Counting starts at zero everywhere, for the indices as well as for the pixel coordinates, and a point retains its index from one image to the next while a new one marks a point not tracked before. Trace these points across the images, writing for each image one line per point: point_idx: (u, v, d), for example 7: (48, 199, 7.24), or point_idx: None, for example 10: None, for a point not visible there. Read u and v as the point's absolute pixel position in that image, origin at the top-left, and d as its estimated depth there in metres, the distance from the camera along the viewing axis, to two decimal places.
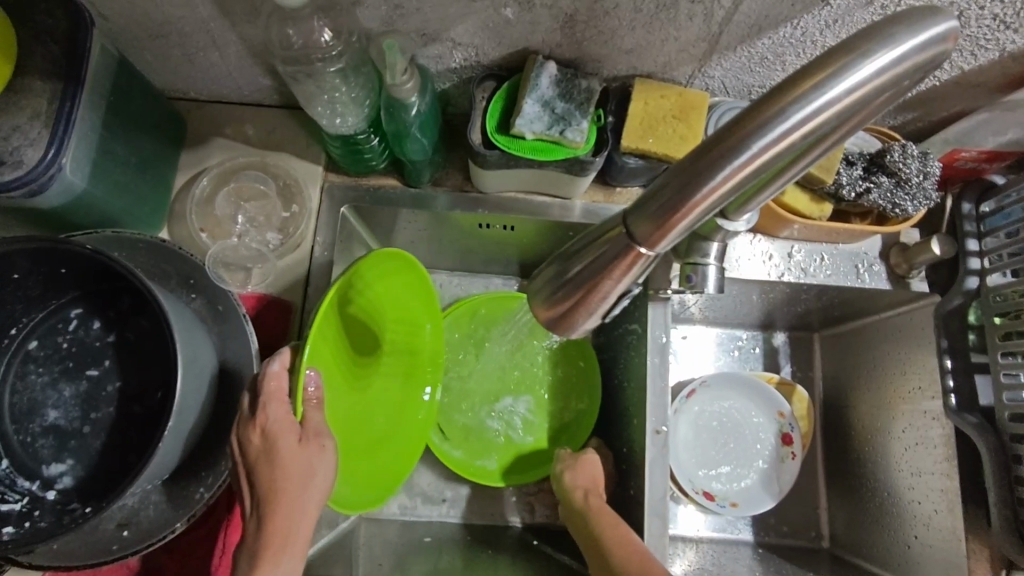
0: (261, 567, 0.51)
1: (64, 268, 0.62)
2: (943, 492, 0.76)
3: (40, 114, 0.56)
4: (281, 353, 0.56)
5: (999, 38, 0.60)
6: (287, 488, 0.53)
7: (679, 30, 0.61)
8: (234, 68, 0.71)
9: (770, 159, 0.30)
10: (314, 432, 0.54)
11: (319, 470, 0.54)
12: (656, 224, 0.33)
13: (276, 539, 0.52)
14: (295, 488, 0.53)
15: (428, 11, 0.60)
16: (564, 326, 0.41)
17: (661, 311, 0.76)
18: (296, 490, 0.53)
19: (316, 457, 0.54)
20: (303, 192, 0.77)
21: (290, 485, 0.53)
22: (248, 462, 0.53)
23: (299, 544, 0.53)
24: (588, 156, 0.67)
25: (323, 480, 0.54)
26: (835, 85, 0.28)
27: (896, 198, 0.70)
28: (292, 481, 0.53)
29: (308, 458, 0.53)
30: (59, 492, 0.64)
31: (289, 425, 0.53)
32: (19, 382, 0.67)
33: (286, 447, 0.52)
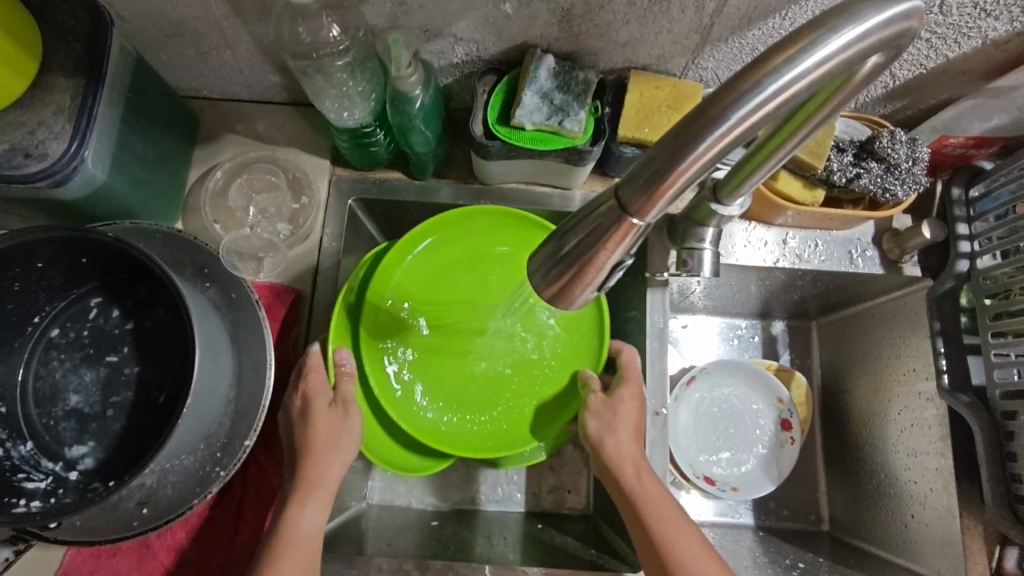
0: (295, 503, 0.63)
1: (86, 257, 0.65)
2: (937, 471, 0.78)
3: (64, 109, 0.59)
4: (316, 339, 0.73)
5: (981, 26, 0.62)
6: (319, 442, 0.66)
7: (672, 23, 0.64)
8: (246, 66, 0.74)
9: (750, 128, 0.32)
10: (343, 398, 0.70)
11: (344, 431, 0.67)
12: (645, 195, 0.35)
13: (309, 481, 0.64)
14: (326, 441, 0.66)
15: (431, 7, 0.62)
16: (562, 300, 0.43)
17: (658, 298, 0.79)
18: (326, 444, 0.66)
19: (343, 418, 0.68)
20: (312, 185, 0.79)
21: (321, 445, 0.66)
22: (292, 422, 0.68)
23: (329, 491, 0.65)
24: (586, 146, 0.69)
25: (351, 439, 0.68)
26: (808, 57, 0.31)
27: (886, 183, 0.72)
28: (324, 434, 0.67)
29: (334, 419, 0.68)
30: (81, 473, 0.67)
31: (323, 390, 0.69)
32: (41, 369, 0.70)
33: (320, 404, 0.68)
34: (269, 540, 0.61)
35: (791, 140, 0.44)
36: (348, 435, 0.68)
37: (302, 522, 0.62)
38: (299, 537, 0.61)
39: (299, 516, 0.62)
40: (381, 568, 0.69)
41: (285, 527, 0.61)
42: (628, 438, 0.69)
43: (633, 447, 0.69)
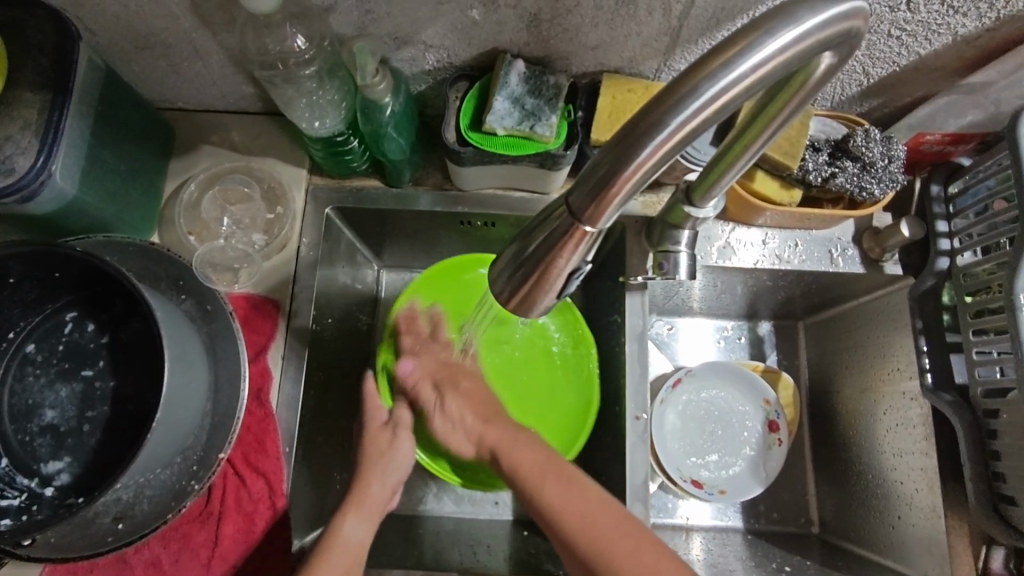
0: (345, 515, 0.67)
1: (58, 272, 0.65)
2: (923, 471, 0.77)
3: (30, 123, 0.59)
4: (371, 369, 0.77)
5: (950, 22, 0.62)
6: (371, 462, 0.71)
7: (641, 25, 0.64)
8: (218, 77, 0.74)
9: (691, 133, 0.32)
10: (397, 421, 0.75)
11: (392, 454, 0.72)
12: (596, 201, 0.35)
13: (362, 494, 0.69)
14: (376, 463, 0.71)
15: (398, 15, 0.62)
16: (524, 307, 0.42)
17: (637, 301, 0.79)
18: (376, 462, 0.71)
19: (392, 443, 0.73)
20: (288, 194, 0.79)
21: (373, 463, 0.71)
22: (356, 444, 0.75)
23: (375, 508, 0.68)
24: (559, 150, 0.69)
25: (403, 460, 0.72)
26: (745, 60, 0.30)
27: (862, 182, 0.72)
28: (371, 454, 0.72)
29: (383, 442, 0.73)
30: (57, 489, 0.67)
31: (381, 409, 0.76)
32: (16, 384, 0.69)
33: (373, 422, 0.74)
34: (316, 548, 0.64)
35: (756, 141, 0.43)
36: (400, 457, 0.72)
37: (348, 533, 0.65)
38: (342, 547, 0.64)
39: (346, 527, 0.65)
40: None
41: (331, 534, 0.65)
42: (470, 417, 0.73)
43: (463, 429, 0.73)
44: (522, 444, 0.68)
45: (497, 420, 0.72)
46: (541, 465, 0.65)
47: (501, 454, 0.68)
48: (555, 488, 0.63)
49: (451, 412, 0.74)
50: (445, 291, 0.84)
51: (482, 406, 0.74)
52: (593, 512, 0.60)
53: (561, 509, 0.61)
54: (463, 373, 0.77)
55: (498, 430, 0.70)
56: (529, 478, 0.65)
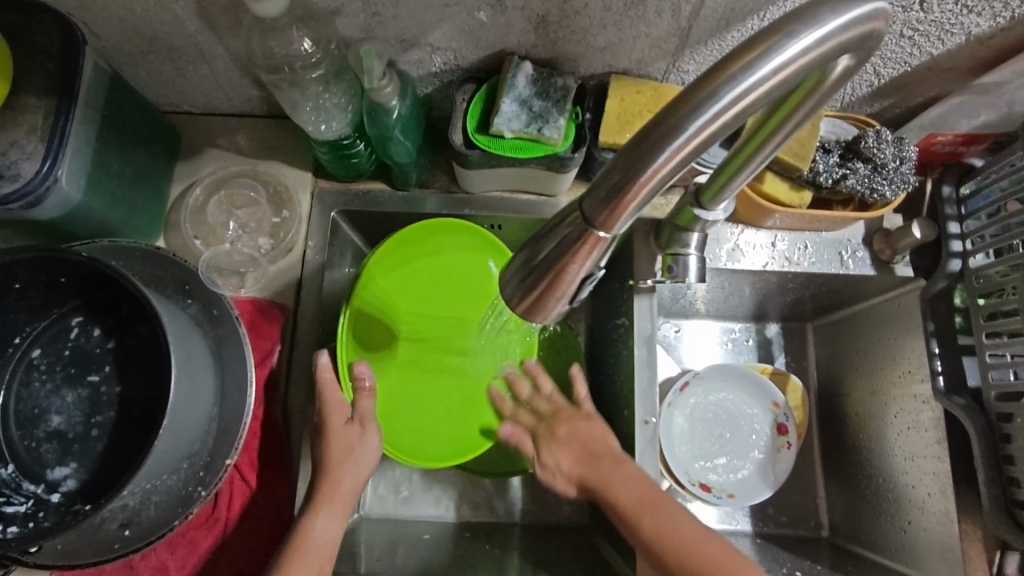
0: (315, 510, 0.64)
1: (64, 277, 0.65)
2: (935, 475, 0.77)
3: (36, 129, 0.59)
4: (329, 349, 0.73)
5: (964, 22, 0.61)
6: (336, 456, 0.67)
7: (650, 27, 0.63)
8: (224, 80, 0.73)
9: (709, 138, 0.31)
10: (361, 415, 0.71)
11: (360, 448, 0.69)
12: (610, 208, 0.34)
13: (332, 487, 0.66)
14: (340, 459, 0.67)
15: (405, 17, 0.62)
16: (535, 313, 0.42)
17: (646, 304, 0.78)
18: (342, 455, 0.67)
19: (354, 435, 0.69)
20: (294, 198, 0.79)
21: (338, 459, 0.67)
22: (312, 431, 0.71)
23: (345, 503, 0.66)
24: (567, 153, 0.69)
25: (370, 454, 0.69)
26: (765, 63, 0.30)
27: (874, 183, 0.71)
28: (338, 447, 0.68)
29: (347, 435, 0.69)
30: (63, 495, 0.67)
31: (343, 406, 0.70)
32: (22, 390, 0.69)
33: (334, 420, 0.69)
34: (286, 545, 0.62)
35: (768, 144, 0.43)
36: (368, 452, 0.69)
37: (318, 531, 0.63)
38: (313, 545, 0.62)
39: (314, 525, 0.63)
40: None
41: (302, 533, 0.63)
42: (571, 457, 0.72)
43: (567, 460, 0.72)
44: (622, 472, 0.68)
45: (602, 455, 0.71)
46: (642, 492, 0.65)
47: (596, 487, 0.68)
48: (657, 520, 0.63)
49: (550, 459, 0.74)
50: (398, 268, 0.80)
51: (580, 449, 0.72)
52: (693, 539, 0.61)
53: (665, 537, 0.62)
54: (564, 417, 0.75)
55: (598, 470, 0.69)
56: (630, 511, 0.64)
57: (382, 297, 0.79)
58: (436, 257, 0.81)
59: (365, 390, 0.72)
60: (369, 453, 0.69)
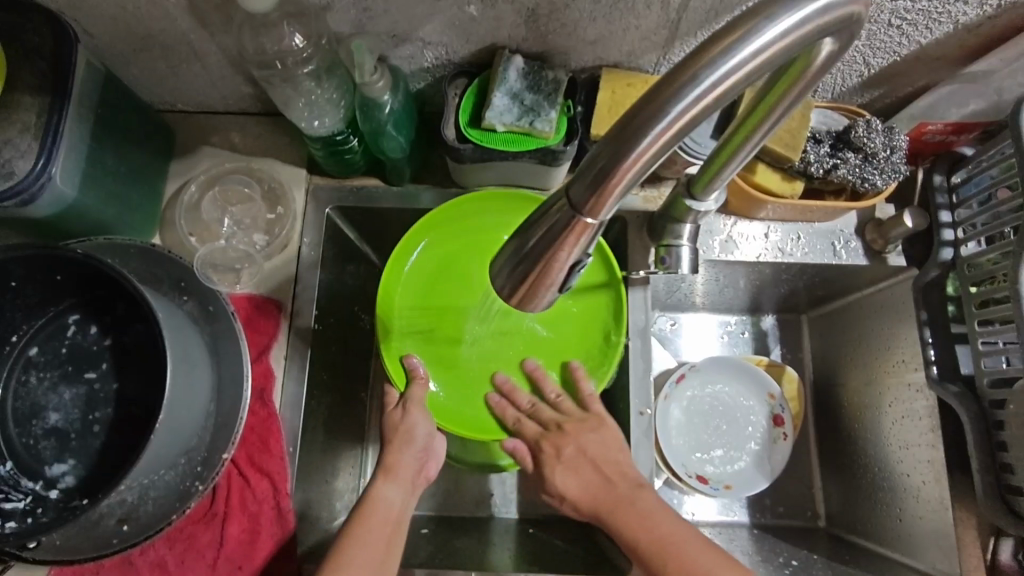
0: (379, 481, 0.66)
1: (60, 274, 0.65)
2: (930, 463, 0.77)
3: (29, 127, 0.59)
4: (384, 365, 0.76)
5: (951, 11, 0.62)
6: (397, 434, 0.70)
7: (639, 19, 0.63)
8: (216, 78, 0.73)
9: (689, 123, 0.32)
10: (410, 400, 0.71)
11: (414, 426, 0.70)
12: (595, 195, 0.35)
13: (395, 462, 0.68)
14: (400, 439, 0.69)
15: (395, 12, 0.62)
16: (526, 302, 0.42)
17: (640, 295, 0.79)
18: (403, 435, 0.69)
19: (419, 419, 0.70)
20: (288, 194, 0.79)
21: (403, 435, 0.69)
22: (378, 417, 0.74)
23: (410, 475, 0.68)
24: (559, 146, 0.69)
25: (418, 436, 0.70)
26: (742, 48, 0.30)
27: (864, 173, 0.72)
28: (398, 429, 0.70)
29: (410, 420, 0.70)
30: (62, 491, 0.67)
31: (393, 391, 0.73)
32: (20, 388, 0.70)
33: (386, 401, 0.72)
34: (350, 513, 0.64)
35: (757, 132, 0.44)
36: (423, 428, 0.70)
37: (384, 498, 0.65)
38: (380, 512, 0.64)
39: (383, 492, 0.65)
40: None
41: (367, 500, 0.65)
42: (574, 479, 0.69)
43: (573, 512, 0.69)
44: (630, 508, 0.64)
45: (611, 496, 0.66)
46: (662, 535, 0.61)
47: (609, 522, 0.65)
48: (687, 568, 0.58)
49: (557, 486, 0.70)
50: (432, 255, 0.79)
51: (603, 464, 0.68)
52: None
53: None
54: (571, 431, 0.71)
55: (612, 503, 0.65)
56: (653, 558, 0.60)
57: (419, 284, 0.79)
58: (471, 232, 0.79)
59: (418, 379, 0.72)
60: (426, 434, 0.70)
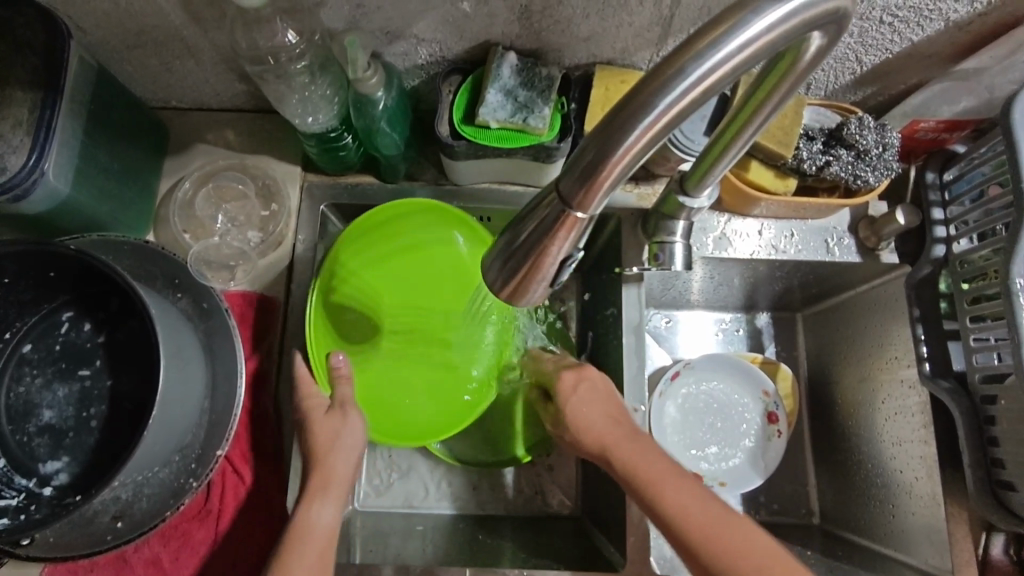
0: (309, 500, 0.62)
1: (53, 271, 0.65)
2: (922, 460, 0.77)
3: (21, 122, 0.60)
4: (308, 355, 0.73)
5: (942, 8, 0.62)
6: (324, 449, 0.66)
7: (632, 16, 0.64)
8: (211, 75, 0.74)
9: (678, 116, 0.32)
10: (340, 402, 0.69)
11: (345, 432, 0.67)
12: (584, 187, 0.35)
13: (323, 476, 0.64)
14: (328, 449, 0.65)
15: (389, 8, 0.62)
16: (516, 296, 0.42)
17: (634, 292, 0.78)
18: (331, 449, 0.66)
19: (343, 421, 0.68)
20: (282, 191, 0.79)
21: (324, 449, 0.65)
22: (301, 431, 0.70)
23: (343, 489, 0.64)
24: (552, 143, 0.69)
25: (353, 443, 0.67)
26: (730, 41, 0.30)
27: (857, 170, 0.72)
28: (325, 442, 0.66)
29: (334, 422, 0.67)
30: (56, 488, 0.67)
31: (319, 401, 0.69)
32: (14, 385, 0.70)
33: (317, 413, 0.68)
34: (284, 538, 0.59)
35: (745, 131, 0.44)
36: (353, 436, 0.67)
37: (318, 518, 0.61)
38: (314, 534, 0.60)
39: (315, 513, 0.61)
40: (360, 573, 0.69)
41: (297, 524, 0.60)
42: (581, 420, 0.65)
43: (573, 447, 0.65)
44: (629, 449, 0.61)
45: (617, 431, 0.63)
46: (655, 471, 0.58)
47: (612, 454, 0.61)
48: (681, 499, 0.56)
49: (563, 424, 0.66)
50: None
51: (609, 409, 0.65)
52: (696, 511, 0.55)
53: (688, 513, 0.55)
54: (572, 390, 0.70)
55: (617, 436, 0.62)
56: (649, 483, 0.57)
57: (358, 288, 0.78)
58: (410, 253, 0.80)
59: (342, 376, 0.71)
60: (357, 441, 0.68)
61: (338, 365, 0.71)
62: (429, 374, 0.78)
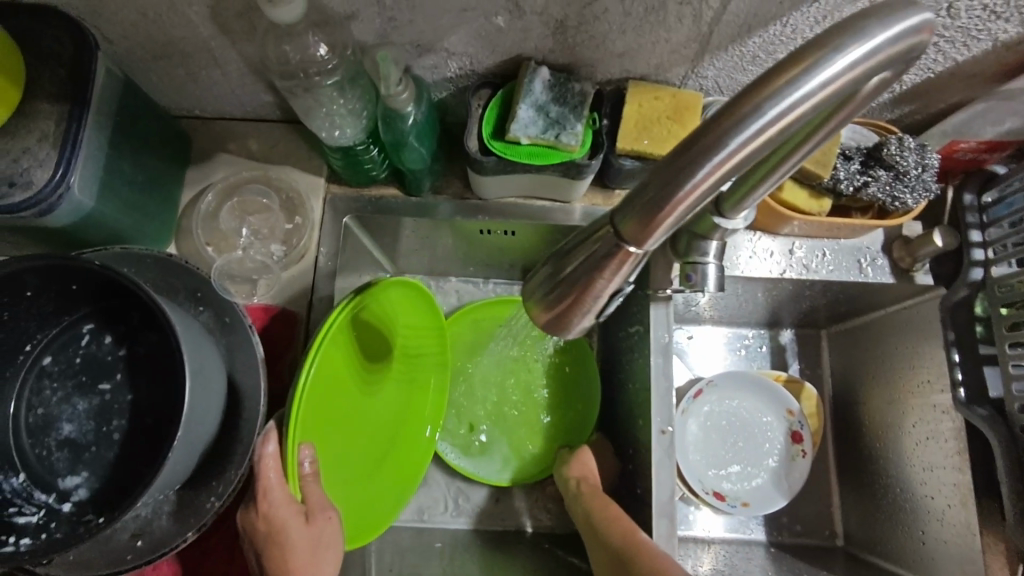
0: None
1: (75, 284, 0.64)
2: (955, 486, 0.76)
3: (48, 135, 0.58)
4: (269, 434, 0.59)
5: (990, 28, 0.60)
6: (297, 564, 0.57)
7: (670, 32, 0.62)
8: (236, 85, 0.72)
9: (749, 154, 0.31)
10: (313, 506, 0.59)
11: (324, 543, 0.59)
12: (641, 222, 0.33)
13: None
14: (305, 564, 0.58)
15: (421, 22, 0.61)
16: (560, 327, 0.41)
17: (663, 311, 0.77)
18: (309, 565, 0.58)
19: (325, 529, 0.59)
20: (306, 203, 0.78)
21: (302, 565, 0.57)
22: (258, 547, 0.58)
23: None
24: (584, 160, 0.68)
25: (331, 554, 0.59)
26: (810, 79, 0.29)
27: (895, 191, 0.70)
28: (303, 558, 0.58)
29: (317, 533, 0.58)
30: (75, 504, 0.66)
31: (292, 506, 0.58)
32: (34, 398, 0.69)
33: (293, 526, 0.57)
34: None
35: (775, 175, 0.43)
36: (333, 544, 0.60)
37: None
38: None
39: None
40: None
41: None
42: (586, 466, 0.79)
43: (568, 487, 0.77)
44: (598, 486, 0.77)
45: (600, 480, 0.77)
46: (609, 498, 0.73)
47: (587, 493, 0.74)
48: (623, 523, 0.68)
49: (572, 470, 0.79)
50: (482, 311, 0.89)
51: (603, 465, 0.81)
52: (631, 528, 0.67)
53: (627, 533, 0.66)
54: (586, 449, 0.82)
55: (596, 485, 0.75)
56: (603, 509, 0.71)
57: (339, 360, 0.65)
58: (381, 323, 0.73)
59: (309, 477, 0.59)
60: (334, 551, 0.60)
61: (303, 465, 0.59)
62: (377, 453, 0.75)
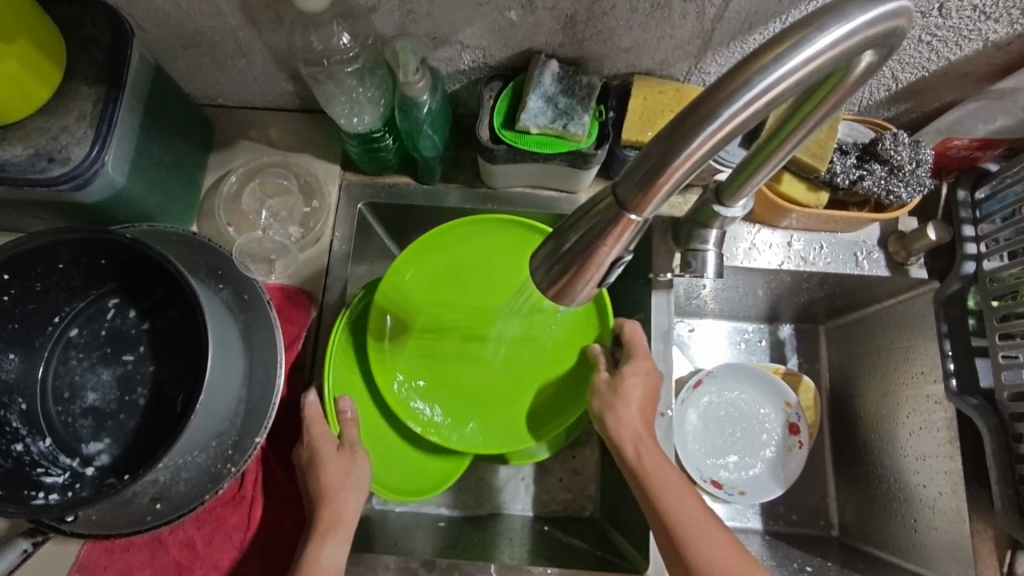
0: (317, 539, 0.64)
1: (103, 259, 0.67)
2: (947, 475, 0.78)
3: (86, 115, 0.62)
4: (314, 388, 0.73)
5: (981, 29, 0.63)
6: (332, 484, 0.67)
7: (674, 28, 0.65)
8: (260, 75, 0.76)
9: (741, 124, 0.33)
10: (349, 442, 0.71)
11: (356, 473, 0.69)
12: (643, 191, 0.36)
13: (331, 518, 0.66)
14: (337, 486, 0.67)
15: (438, 15, 0.64)
16: (563, 297, 0.43)
17: (663, 298, 0.80)
18: (342, 487, 0.67)
19: (355, 460, 0.70)
20: (323, 188, 0.81)
21: (336, 485, 0.67)
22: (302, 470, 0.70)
23: (348, 528, 0.66)
24: (591, 149, 0.70)
25: (362, 481, 0.69)
26: (794, 56, 0.32)
27: (890, 185, 0.73)
28: (338, 479, 0.68)
29: (348, 462, 0.69)
30: (97, 468, 0.69)
31: (327, 439, 0.70)
32: (60, 367, 0.72)
33: (326, 451, 0.69)
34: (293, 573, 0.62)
35: (775, 157, 0.46)
36: (360, 476, 0.70)
37: (326, 559, 0.63)
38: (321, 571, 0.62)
39: (322, 551, 0.63)
40: (389, 566, 0.71)
41: (307, 561, 0.63)
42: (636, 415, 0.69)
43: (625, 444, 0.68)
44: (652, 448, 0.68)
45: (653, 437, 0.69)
46: (677, 482, 0.65)
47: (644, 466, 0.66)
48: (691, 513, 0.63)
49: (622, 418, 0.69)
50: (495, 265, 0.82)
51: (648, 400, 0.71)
52: (716, 537, 0.62)
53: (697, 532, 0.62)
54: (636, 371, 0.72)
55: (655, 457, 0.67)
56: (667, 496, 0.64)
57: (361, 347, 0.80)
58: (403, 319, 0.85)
59: (348, 421, 0.73)
60: (361, 476, 0.70)
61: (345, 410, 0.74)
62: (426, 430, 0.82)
